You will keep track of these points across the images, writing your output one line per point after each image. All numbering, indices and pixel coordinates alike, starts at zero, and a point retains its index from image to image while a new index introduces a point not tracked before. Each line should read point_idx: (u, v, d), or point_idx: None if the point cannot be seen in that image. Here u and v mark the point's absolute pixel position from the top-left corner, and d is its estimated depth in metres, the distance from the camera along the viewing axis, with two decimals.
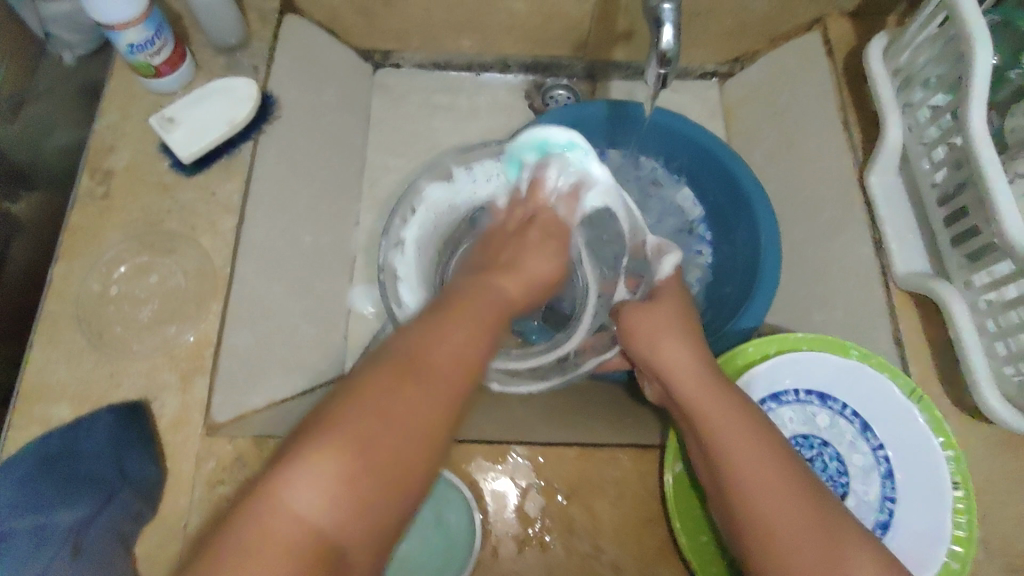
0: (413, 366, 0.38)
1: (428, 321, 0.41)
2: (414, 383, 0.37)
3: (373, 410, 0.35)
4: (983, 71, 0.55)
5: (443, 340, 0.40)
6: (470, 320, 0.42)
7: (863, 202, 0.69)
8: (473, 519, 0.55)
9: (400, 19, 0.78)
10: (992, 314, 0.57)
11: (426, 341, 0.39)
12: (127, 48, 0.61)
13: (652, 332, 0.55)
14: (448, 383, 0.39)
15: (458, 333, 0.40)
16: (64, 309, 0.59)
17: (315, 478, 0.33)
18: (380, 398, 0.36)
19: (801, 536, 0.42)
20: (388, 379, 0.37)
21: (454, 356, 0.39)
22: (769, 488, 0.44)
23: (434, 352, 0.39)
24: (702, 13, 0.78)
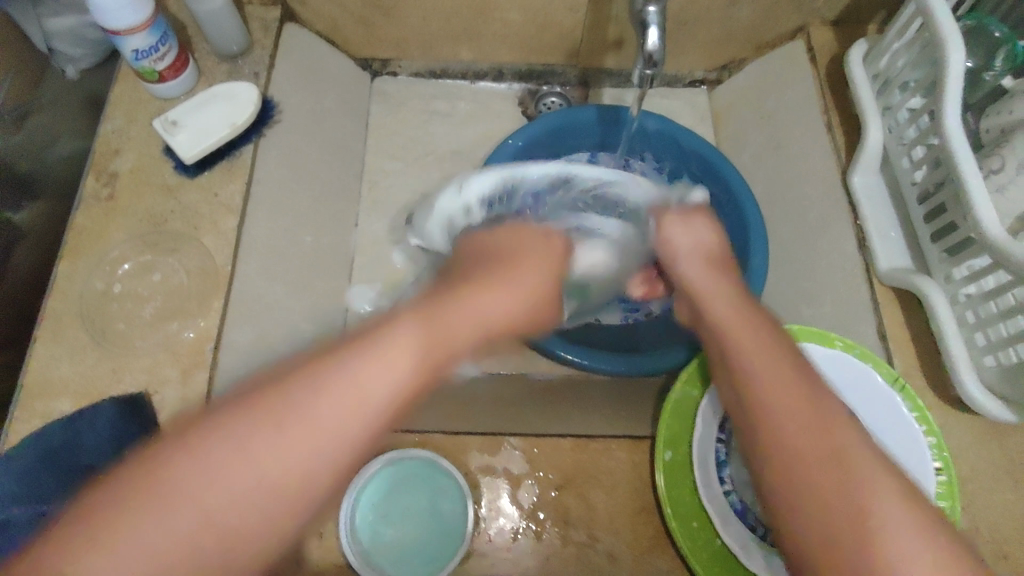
0: (288, 404, 0.32)
1: (339, 371, 0.34)
2: (193, 471, 0.30)
3: (189, 501, 0.29)
4: (957, 72, 0.57)
5: (307, 429, 0.32)
6: (362, 376, 0.34)
7: (847, 202, 0.71)
8: (465, 507, 0.56)
9: (396, 27, 0.81)
10: (972, 306, 0.58)
11: (301, 401, 0.32)
12: (132, 54, 0.63)
13: (687, 255, 0.57)
14: (255, 496, 0.30)
15: (338, 400, 0.33)
16: (68, 306, 0.61)
17: (134, 496, 0.29)
18: (231, 442, 0.31)
19: (819, 468, 0.38)
20: (239, 441, 0.31)
21: (327, 441, 0.32)
22: (777, 401, 0.41)
23: (262, 445, 0.31)
24: (689, 22, 0.81)
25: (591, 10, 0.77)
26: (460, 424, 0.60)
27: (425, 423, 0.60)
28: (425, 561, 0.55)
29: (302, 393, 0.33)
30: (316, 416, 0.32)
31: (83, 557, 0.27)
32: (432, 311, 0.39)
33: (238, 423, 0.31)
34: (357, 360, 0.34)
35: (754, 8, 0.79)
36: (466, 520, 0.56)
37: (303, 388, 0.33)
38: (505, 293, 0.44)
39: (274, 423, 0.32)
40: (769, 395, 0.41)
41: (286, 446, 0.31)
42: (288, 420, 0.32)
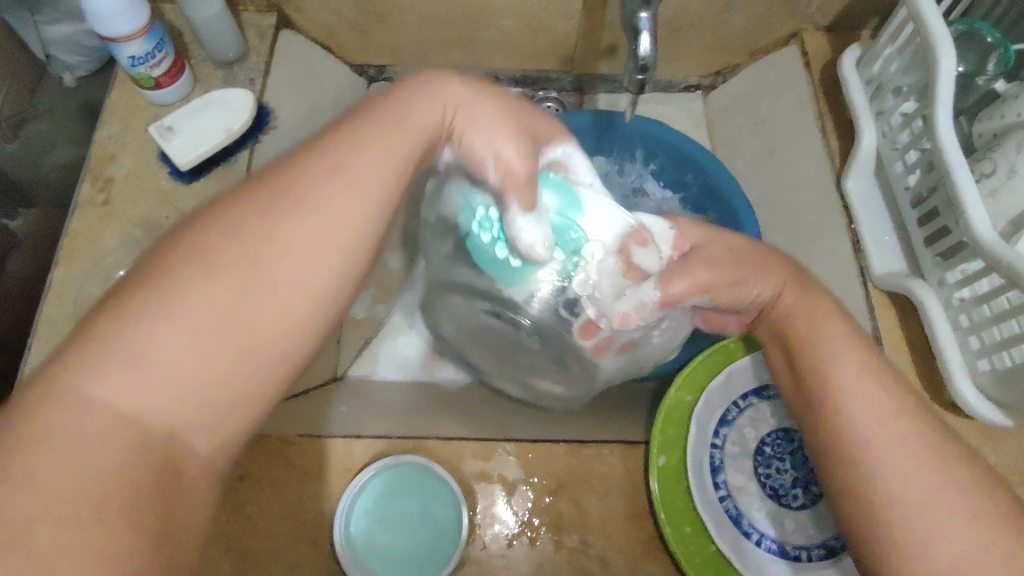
0: (280, 205, 0.37)
1: (332, 169, 0.39)
2: (208, 281, 0.34)
3: (231, 279, 0.34)
4: (948, 76, 0.57)
5: (319, 216, 0.37)
6: (361, 175, 0.39)
7: (841, 207, 0.71)
8: (458, 511, 0.56)
9: (392, 34, 0.81)
10: (965, 309, 0.58)
11: (311, 192, 0.37)
12: (128, 61, 0.64)
13: (740, 259, 0.50)
14: (288, 297, 0.35)
15: (350, 189, 0.38)
16: (63, 312, 0.61)
17: (168, 316, 0.32)
18: (253, 253, 0.35)
19: (905, 464, 0.42)
20: (259, 234, 0.36)
21: (338, 222, 0.38)
22: (853, 376, 0.46)
23: (280, 249, 0.36)
24: (683, 28, 0.81)
25: (586, 16, 0.77)
26: (454, 429, 0.60)
27: (419, 429, 0.60)
28: (418, 564, 0.56)
29: (313, 179, 0.38)
30: (326, 212, 0.37)
31: (153, 327, 0.32)
32: (407, 97, 0.44)
33: (255, 217, 0.36)
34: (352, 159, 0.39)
35: (748, 14, 0.80)
36: (460, 524, 0.56)
37: (281, 200, 0.37)
38: (486, 86, 0.47)
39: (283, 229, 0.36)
40: (841, 383, 0.45)
41: (300, 241, 0.36)
42: (302, 211, 0.37)
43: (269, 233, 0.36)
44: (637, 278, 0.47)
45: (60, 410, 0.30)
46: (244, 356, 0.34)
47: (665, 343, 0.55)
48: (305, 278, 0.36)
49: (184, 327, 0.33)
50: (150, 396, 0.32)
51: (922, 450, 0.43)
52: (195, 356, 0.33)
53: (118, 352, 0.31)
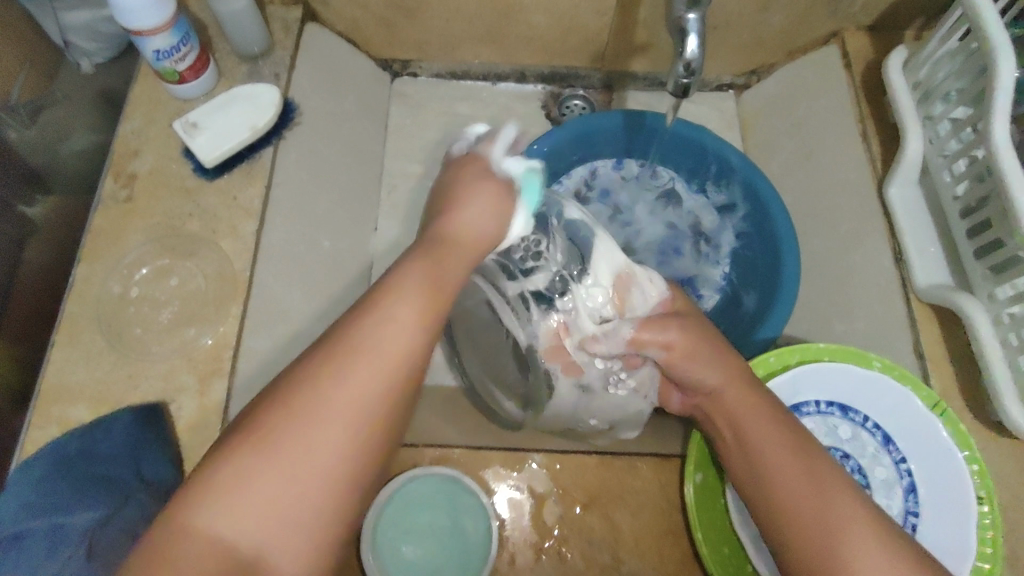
0: (320, 374, 0.34)
1: (364, 304, 0.37)
2: (259, 466, 0.33)
3: (278, 415, 0.34)
4: (1007, 82, 0.55)
5: (337, 382, 0.34)
6: (397, 322, 0.36)
7: (882, 215, 0.69)
8: (489, 524, 0.54)
9: (419, 28, 0.79)
10: (1016, 327, 0.56)
11: (353, 329, 0.36)
12: (154, 54, 0.62)
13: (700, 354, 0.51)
14: (347, 422, 0.34)
15: (399, 301, 0.37)
16: (85, 310, 0.60)
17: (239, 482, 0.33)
18: (297, 421, 0.34)
19: (804, 513, 0.44)
20: (310, 376, 0.35)
21: (349, 389, 0.34)
22: (783, 474, 0.46)
23: (331, 403, 0.34)
24: (719, 26, 0.79)
25: (620, 13, 0.75)
26: (481, 438, 0.59)
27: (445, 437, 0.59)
28: None
29: (341, 331, 0.36)
30: (370, 357, 0.35)
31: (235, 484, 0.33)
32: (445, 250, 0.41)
33: (279, 389, 0.35)
34: (400, 284, 0.37)
35: (787, 12, 0.77)
36: (489, 538, 0.54)
37: (335, 360, 0.35)
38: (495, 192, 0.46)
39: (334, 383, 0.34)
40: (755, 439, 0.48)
41: (337, 398, 0.34)
42: (354, 342, 0.35)
43: (314, 390, 0.34)
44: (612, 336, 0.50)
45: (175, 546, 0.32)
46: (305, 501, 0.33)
47: (614, 408, 0.55)
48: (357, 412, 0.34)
49: (261, 479, 0.33)
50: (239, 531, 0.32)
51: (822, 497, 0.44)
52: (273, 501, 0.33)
53: (197, 514, 0.32)
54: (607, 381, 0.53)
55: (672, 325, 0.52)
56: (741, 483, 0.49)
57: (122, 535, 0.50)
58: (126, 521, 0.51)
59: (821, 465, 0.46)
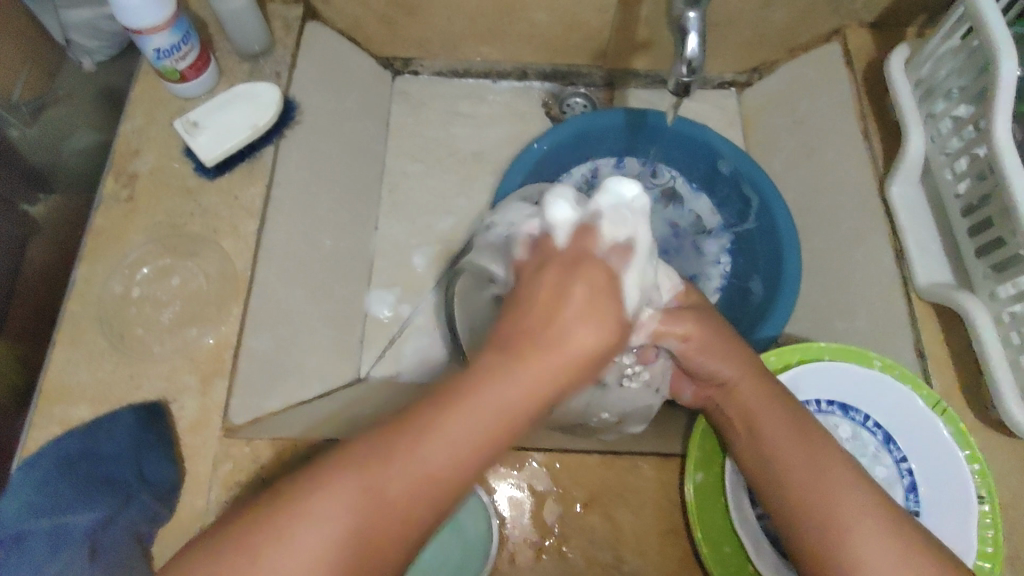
0: (392, 457, 0.33)
1: (490, 363, 0.35)
2: (298, 542, 0.32)
3: (325, 505, 0.33)
4: (1007, 81, 0.54)
5: (415, 454, 0.33)
6: (490, 386, 0.34)
7: (885, 214, 0.69)
8: (490, 524, 0.54)
9: (420, 27, 0.79)
10: (1017, 326, 0.56)
11: (465, 399, 0.34)
12: (154, 54, 0.62)
13: (711, 347, 0.51)
14: (401, 517, 0.33)
15: (537, 356, 0.35)
16: (87, 310, 0.60)
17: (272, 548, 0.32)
18: (349, 505, 0.33)
19: (812, 507, 0.45)
20: (386, 446, 0.34)
21: (427, 467, 0.33)
22: (793, 467, 0.47)
23: (390, 477, 0.33)
24: (721, 23, 0.78)
25: (621, 11, 0.75)
26: None
27: None
28: None
29: (422, 422, 0.34)
30: (432, 454, 0.33)
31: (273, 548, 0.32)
32: (525, 294, 0.37)
33: (357, 455, 0.34)
34: (521, 310, 0.36)
35: (789, 9, 0.77)
36: (490, 538, 0.54)
37: (404, 436, 0.34)
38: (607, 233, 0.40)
39: (386, 467, 0.33)
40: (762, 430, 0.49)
41: (370, 491, 0.33)
42: (449, 409, 0.34)
43: (378, 468, 0.33)
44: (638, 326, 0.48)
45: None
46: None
47: (627, 402, 0.53)
48: (416, 500, 0.33)
49: (305, 551, 0.32)
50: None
51: (830, 492, 0.45)
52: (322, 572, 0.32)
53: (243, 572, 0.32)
54: (620, 374, 0.51)
55: (686, 316, 0.50)
56: (751, 475, 0.50)
57: (126, 533, 0.51)
58: (129, 520, 0.51)
59: (831, 458, 0.47)
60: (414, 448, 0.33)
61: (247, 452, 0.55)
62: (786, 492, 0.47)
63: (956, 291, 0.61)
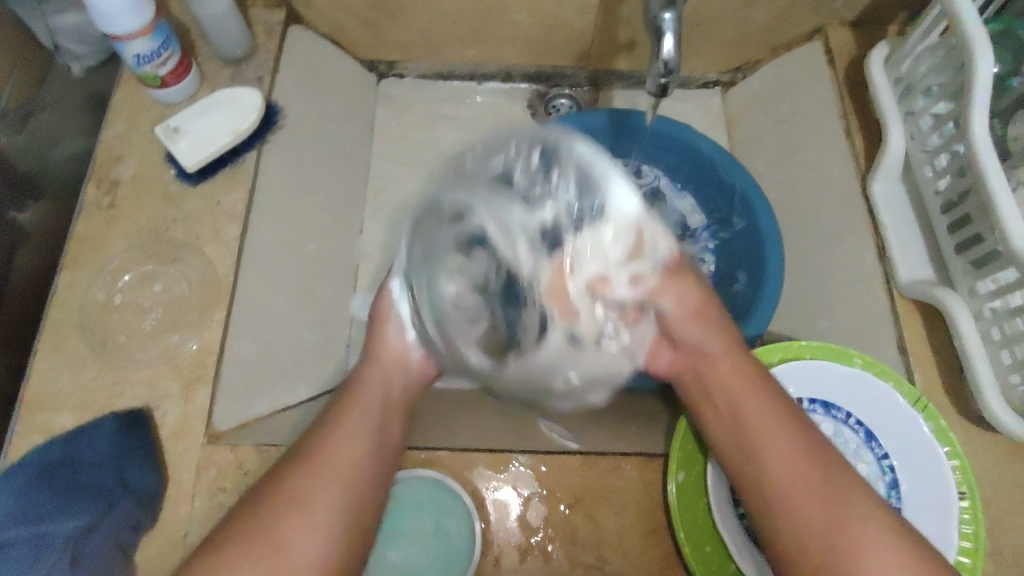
0: (259, 522, 0.46)
1: (332, 424, 0.53)
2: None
3: (244, 567, 0.44)
4: (983, 79, 0.55)
5: (299, 512, 0.47)
6: (352, 436, 0.52)
7: (866, 212, 0.69)
8: (473, 527, 0.54)
9: (402, 30, 0.79)
10: (998, 322, 0.56)
11: (326, 451, 0.51)
12: (134, 60, 0.62)
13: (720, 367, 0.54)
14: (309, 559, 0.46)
15: (356, 427, 0.53)
16: (69, 318, 0.60)
17: None
18: (261, 567, 0.44)
19: (818, 522, 0.47)
20: (276, 507, 0.47)
21: (318, 512, 0.47)
22: (799, 486, 0.49)
23: (305, 513, 0.47)
24: (703, 23, 0.79)
25: (603, 12, 0.75)
26: (465, 439, 0.59)
27: (429, 439, 0.59)
28: None
29: (308, 469, 0.50)
30: (336, 471, 0.50)
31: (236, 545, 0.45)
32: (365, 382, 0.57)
33: (254, 527, 0.46)
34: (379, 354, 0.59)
35: (770, 9, 0.77)
36: (473, 541, 0.54)
37: (276, 512, 0.46)
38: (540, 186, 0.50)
39: (295, 518, 0.47)
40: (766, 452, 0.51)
41: (281, 547, 0.45)
42: (273, 487, 0.48)
43: (268, 555, 0.45)
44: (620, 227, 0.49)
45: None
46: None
47: (601, 367, 0.53)
48: (322, 528, 0.47)
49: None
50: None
51: (840, 506, 0.47)
52: None
53: None
54: (600, 334, 0.51)
55: (681, 282, 0.57)
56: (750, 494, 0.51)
57: (107, 541, 0.51)
58: (111, 528, 0.51)
59: (838, 476, 0.49)
60: (306, 498, 0.48)
61: (229, 458, 0.55)
62: (778, 510, 0.49)
63: (938, 287, 0.61)
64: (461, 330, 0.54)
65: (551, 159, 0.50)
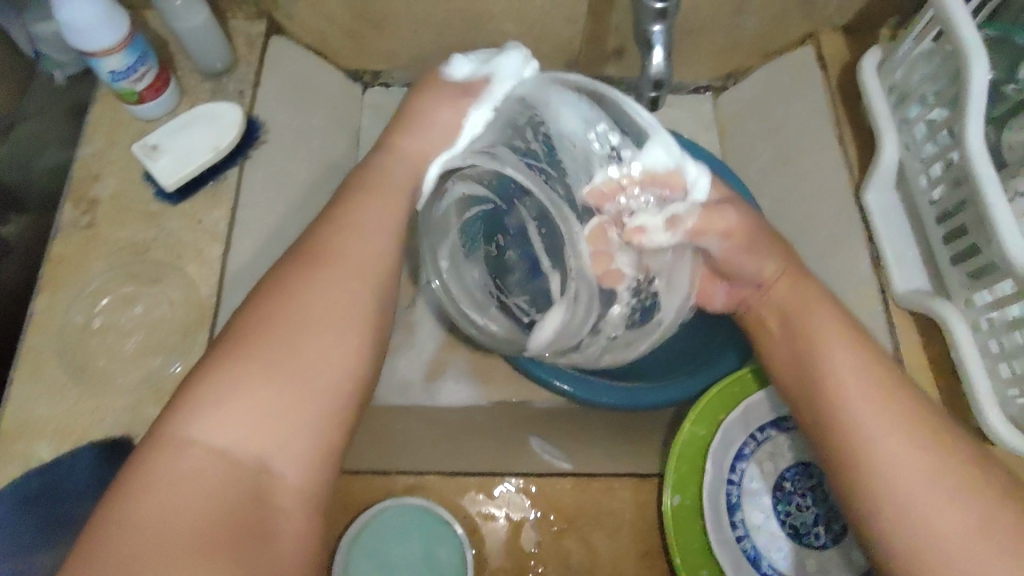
0: (264, 335, 0.43)
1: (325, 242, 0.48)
2: (229, 402, 0.41)
3: (247, 377, 0.41)
4: (978, 87, 0.54)
5: (305, 322, 0.44)
6: (361, 243, 0.48)
7: (861, 221, 0.68)
8: (463, 556, 0.53)
9: (389, 40, 0.77)
10: (996, 335, 0.55)
11: (327, 261, 0.47)
12: (110, 76, 0.60)
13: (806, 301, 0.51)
14: (327, 378, 0.43)
15: (378, 212, 0.50)
16: (47, 342, 0.58)
17: (219, 411, 0.40)
18: (257, 377, 0.41)
19: (924, 482, 0.41)
20: (274, 319, 0.44)
21: (326, 323, 0.44)
22: (878, 427, 0.44)
23: (307, 313, 0.44)
24: (693, 30, 0.78)
25: (591, 19, 0.74)
26: (453, 463, 0.57)
27: (419, 462, 0.58)
28: None
29: (298, 284, 0.45)
30: (339, 292, 0.46)
31: (226, 379, 0.41)
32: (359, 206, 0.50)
33: (247, 342, 0.43)
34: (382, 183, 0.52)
35: (761, 15, 0.76)
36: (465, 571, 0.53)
37: (274, 322, 0.44)
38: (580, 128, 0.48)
39: (305, 329, 0.44)
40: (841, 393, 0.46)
41: (292, 362, 0.42)
42: (270, 300, 0.45)
43: (256, 352, 0.42)
44: (674, 223, 0.47)
45: (174, 454, 0.39)
46: (302, 409, 0.42)
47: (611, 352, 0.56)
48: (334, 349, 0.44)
49: (237, 404, 0.41)
50: (231, 427, 0.40)
51: (934, 456, 0.42)
52: (266, 415, 0.41)
53: (168, 454, 0.39)
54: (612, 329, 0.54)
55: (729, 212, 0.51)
56: (829, 441, 0.46)
57: None
58: None
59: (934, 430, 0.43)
60: (305, 314, 0.44)
61: None
62: (866, 460, 0.43)
63: (932, 298, 0.60)
64: (450, 239, 0.58)
65: (624, 137, 0.46)
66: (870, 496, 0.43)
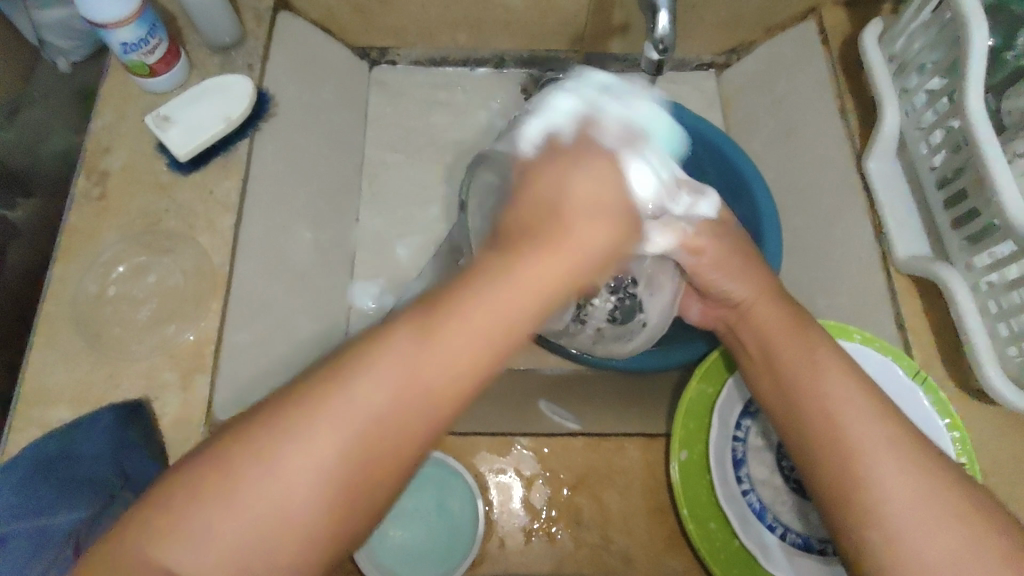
0: (298, 412, 0.32)
1: (404, 320, 0.34)
2: (245, 485, 0.31)
3: (287, 457, 0.31)
4: (978, 52, 0.55)
5: (352, 410, 0.32)
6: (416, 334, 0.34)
7: (861, 189, 0.69)
8: (474, 507, 0.56)
9: (394, 15, 0.78)
10: (994, 295, 0.56)
11: (389, 342, 0.33)
12: (121, 47, 0.61)
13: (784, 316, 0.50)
14: (359, 480, 0.32)
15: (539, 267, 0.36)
16: (62, 310, 0.59)
17: (222, 497, 0.31)
18: (284, 468, 0.31)
19: (923, 501, 0.39)
20: (308, 405, 0.32)
21: (387, 414, 0.33)
22: (869, 435, 0.41)
23: (350, 402, 0.32)
24: (697, 4, 0.78)
25: None
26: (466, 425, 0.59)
27: None
28: (436, 561, 0.55)
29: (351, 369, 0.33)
30: (416, 377, 0.33)
31: (246, 476, 0.31)
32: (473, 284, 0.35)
33: (294, 405, 0.32)
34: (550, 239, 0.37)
35: None
36: (475, 519, 0.56)
37: (308, 406, 0.32)
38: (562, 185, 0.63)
39: (329, 428, 0.32)
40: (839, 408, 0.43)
41: (341, 448, 0.32)
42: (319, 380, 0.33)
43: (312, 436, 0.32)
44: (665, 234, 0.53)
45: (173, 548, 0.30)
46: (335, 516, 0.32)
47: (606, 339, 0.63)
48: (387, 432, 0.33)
49: (271, 491, 0.31)
50: (238, 536, 0.31)
51: (925, 472, 0.40)
52: (294, 518, 0.31)
53: (160, 537, 0.30)
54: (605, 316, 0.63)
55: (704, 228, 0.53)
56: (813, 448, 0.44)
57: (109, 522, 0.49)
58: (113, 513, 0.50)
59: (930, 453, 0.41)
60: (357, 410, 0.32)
61: None
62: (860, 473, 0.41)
63: (934, 266, 0.61)
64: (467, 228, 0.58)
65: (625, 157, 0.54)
66: (854, 508, 0.40)
